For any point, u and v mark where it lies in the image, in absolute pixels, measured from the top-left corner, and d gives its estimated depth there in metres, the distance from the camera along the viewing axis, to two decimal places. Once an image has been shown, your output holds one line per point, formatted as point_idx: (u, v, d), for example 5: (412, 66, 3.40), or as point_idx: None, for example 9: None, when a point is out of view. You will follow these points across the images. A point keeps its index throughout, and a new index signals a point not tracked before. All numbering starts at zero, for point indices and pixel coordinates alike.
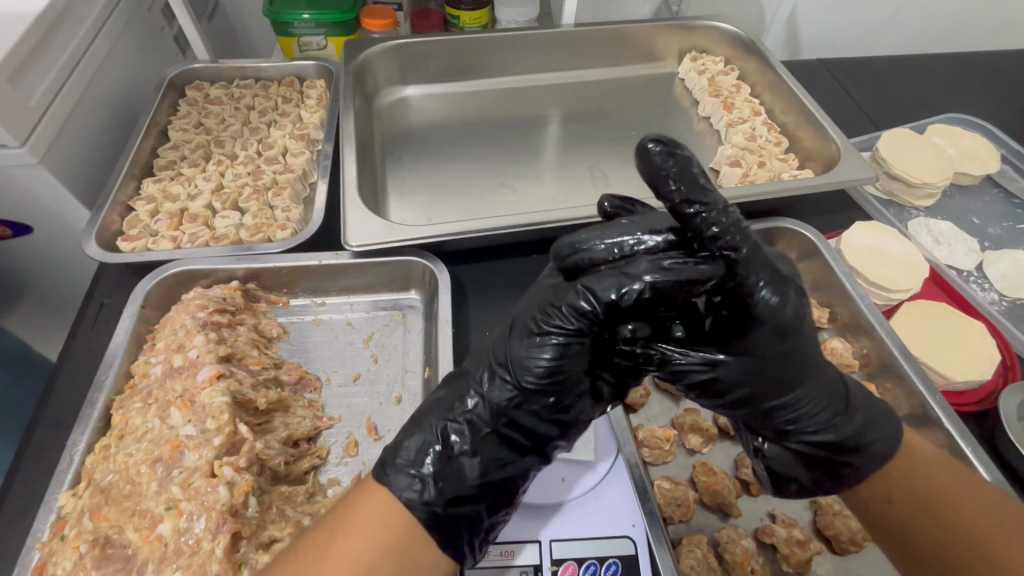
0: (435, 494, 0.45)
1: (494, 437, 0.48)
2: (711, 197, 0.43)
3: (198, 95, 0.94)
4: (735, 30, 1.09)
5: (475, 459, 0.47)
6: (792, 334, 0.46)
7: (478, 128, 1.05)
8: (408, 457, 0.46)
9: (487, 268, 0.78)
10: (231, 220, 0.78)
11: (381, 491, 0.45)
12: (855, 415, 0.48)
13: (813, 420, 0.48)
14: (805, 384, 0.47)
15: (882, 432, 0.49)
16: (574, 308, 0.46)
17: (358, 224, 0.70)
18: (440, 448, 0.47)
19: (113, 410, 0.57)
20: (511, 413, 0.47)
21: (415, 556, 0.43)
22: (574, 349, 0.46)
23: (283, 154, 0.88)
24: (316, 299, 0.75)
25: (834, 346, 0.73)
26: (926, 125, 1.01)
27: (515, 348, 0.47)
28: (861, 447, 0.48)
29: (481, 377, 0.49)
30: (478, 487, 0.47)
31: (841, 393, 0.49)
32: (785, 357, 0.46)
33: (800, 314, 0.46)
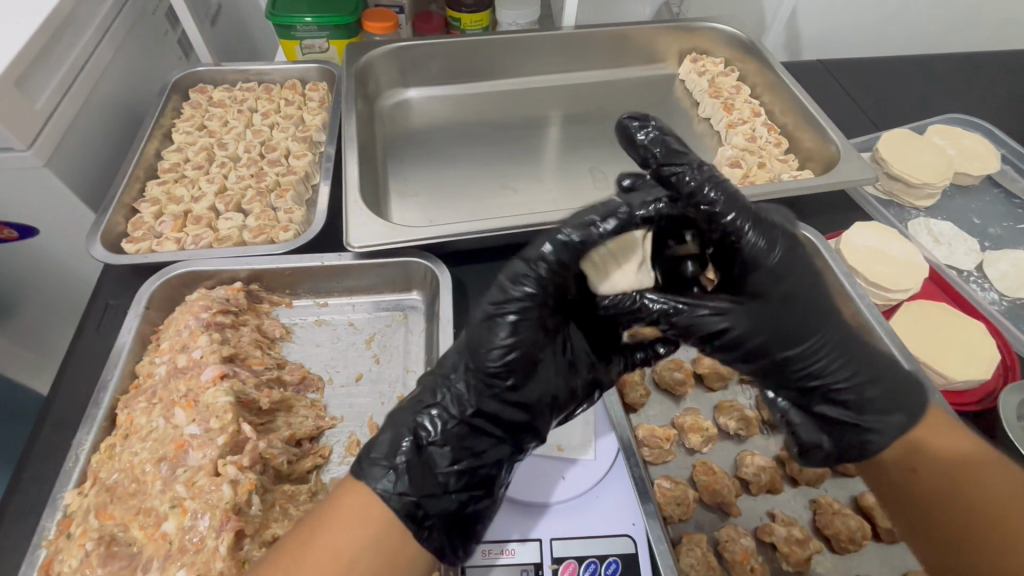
0: (409, 484, 0.45)
1: (465, 427, 0.48)
2: (687, 159, 0.50)
3: (202, 98, 0.95)
4: (735, 31, 1.09)
5: (446, 449, 0.48)
6: (786, 276, 0.48)
7: (479, 130, 1.06)
8: (381, 451, 0.47)
9: (488, 268, 0.79)
10: (235, 222, 0.78)
11: (361, 487, 0.45)
12: (870, 377, 0.50)
13: (833, 374, 0.50)
14: (814, 334, 0.49)
15: (907, 403, 0.50)
16: (522, 287, 0.46)
17: (360, 226, 0.71)
18: (411, 439, 0.47)
19: (118, 410, 0.58)
20: (478, 402, 0.48)
21: (394, 552, 0.43)
22: (527, 326, 0.46)
23: (286, 156, 0.89)
24: (319, 300, 0.75)
25: None
26: (926, 125, 1.01)
27: (473, 336, 0.48)
28: (883, 414, 0.49)
29: (449, 369, 0.49)
30: (451, 476, 0.47)
31: (859, 351, 0.51)
32: (779, 303, 0.48)
33: (792, 262, 0.49)
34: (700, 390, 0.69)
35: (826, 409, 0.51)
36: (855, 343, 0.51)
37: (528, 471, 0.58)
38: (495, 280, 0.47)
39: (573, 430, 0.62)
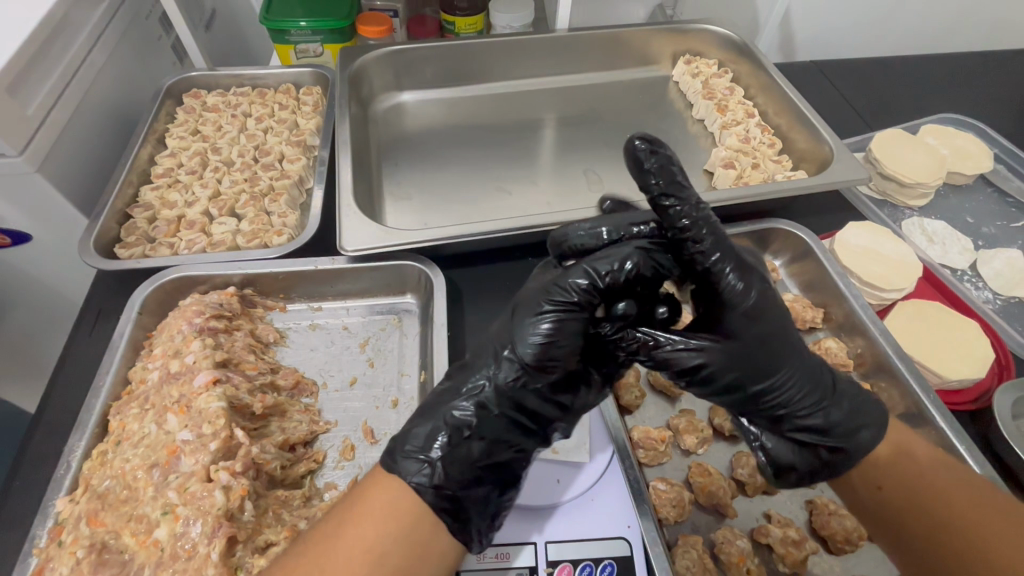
0: (444, 478, 0.46)
1: (501, 419, 0.48)
2: (685, 193, 0.46)
3: (196, 103, 0.95)
4: (728, 32, 1.09)
5: (483, 442, 0.48)
6: (761, 318, 0.47)
7: (473, 133, 1.06)
8: (417, 443, 0.47)
9: (481, 271, 0.79)
10: (228, 226, 0.78)
11: (391, 479, 0.46)
12: (843, 402, 0.51)
13: (803, 404, 0.50)
14: (785, 367, 0.49)
15: (871, 422, 0.51)
16: (574, 283, 0.47)
17: (353, 229, 0.71)
18: (448, 434, 0.47)
19: (110, 416, 0.58)
20: (516, 395, 0.48)
21: (425, 542, 0.44)
22: (571, 326, 0.47)
23: (280, 160, 0.89)
24: (313, 304, 0.75)
25: (828, 346, 0.73)
26: (919, 125, 1.01)
27: (518, 329, 0.48)
28: (851, 434, 0.51)
29: (487, 363, 0.49)
30: (482, 468, 0.48)
31: (826, 378, 0.51)
32: (755, 341, 0.47)
33: (769, 299, 0.48)
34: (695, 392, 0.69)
35: (801, 433, 0.51)
36: (822, 373, 0.51)
37: None
38: (547, 281, 0.49)
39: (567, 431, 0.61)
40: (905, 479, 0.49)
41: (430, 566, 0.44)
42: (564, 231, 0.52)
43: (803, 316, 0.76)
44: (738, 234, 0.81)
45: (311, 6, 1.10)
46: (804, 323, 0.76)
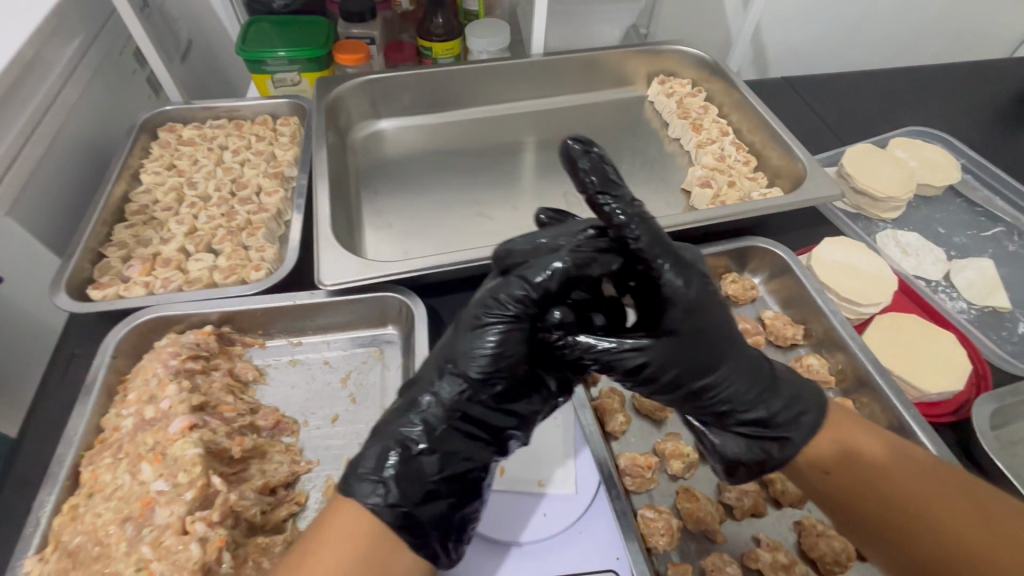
0: (399, 495, 0.46)
1: (453, 433, 0.49)
2: (620, 191, 0.48)
3: (171, 137, 0.95)
4: (700, 53, 1.12)
5: (435, 456, 0.48)
6: (698, 315, 0.48)
7: (454, 158, 1.07)
8: (369, 465, 0.47)
9: (462, 298, 0.78)
10: (205, 262, 0.77)
11: (349, 504, 0.46)
12: (781, 391, 0.53)
13: (746, 397, 0.51)
14: (724, 365, 0.50)
15: (806, 424, 0.53)
16: (510, 296, 0.48)
17: (332, 263, 0.70)
18: (398, 452, 0.47)
19: (82, 467, 0.56)
20: (463, 407, 0.49)
21: (383, 562, 0.44)
22: (515, 335, 0.48)
23: (257, 193, 0.88)
24: (292, 339, 0.74)
25: (810, 363, 0.73)
26: (888, 138, 1.04)
27: (461, 342, 0.49)
28: (795, 421, 0.53)
29: (431, 377, 0.50)
30: (438, 483, 0.48)
31: (767, 372, 0.53)
32: (694, 336, 0.48)
33: (708, 296, 0.49)
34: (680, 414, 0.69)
35: (744, 431, 0.53)
36: (760, 363, 0.53)
37: (509, 510, 0.58)
38: (484, 294, 0.50)
39: (552, 462, 0.61)
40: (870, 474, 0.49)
41: None
42: (507, 244, 0.53)
43: (784, 333, 0.76)
44: (717, 253, 0.81)
45: (293, 36, 1.17)
46: (785, 340, 0.76)
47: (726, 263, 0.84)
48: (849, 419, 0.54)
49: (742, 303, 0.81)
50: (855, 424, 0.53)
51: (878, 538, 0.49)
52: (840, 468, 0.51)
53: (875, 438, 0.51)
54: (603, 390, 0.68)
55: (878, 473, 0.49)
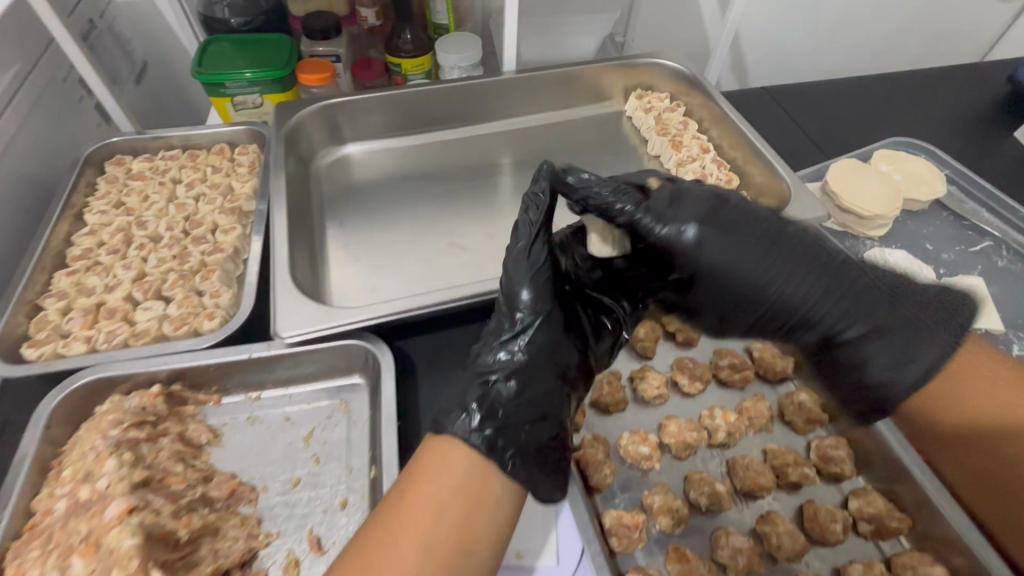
0: (483, 416, 0.52)
1: (522, 365, 0.56)
2: (587, 180, 0.61)
3: (119, 170, 0.89)
4: (678, 66, 1.08)
5: (510, 384, 0.55)
6: (709, 244, 0.58)
7: (426, 183, 1.02)
8: (456, 399, 0.54)
9: (433, 340, 0.74)
10: (154, 311, 0.71)
11: (444, 441, 0.51)
12: (862, 310, 0.55)
13: (827, 317, 0.56)
14: (777, 289, 0.57)
15: (927, 343, 0.53)
16: (520, 254, 0.59)
17: (291, 312, 0.66)
18: (479, 388, 0.55)
19: (9, 560, 0.51)
20: (524, 346, 0.57)
21: (478, 489, 0.48)
22: (540, 280, 0.59)
23: (212, 230, 0.82)
24: (251, 395, 0.69)
25: (800, 400, 0.69)
26: (871, 150, 1.00)
27: (504, 303, 0.60)
28: (877, 341, 0.54)
29: (492, 336, 0.59)
30: (513, 406, 0.53)
31: (840, 290, 0.56)
32: (722, 246, 0.57)
33: (706, 235, 0.58)
34: (668, 461, 0.65)
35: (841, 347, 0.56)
36: (829, 265, 0.58)
37: None
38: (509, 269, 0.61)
39: (529, 530, 0.57)
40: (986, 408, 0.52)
41: (491, 516, 0.48)
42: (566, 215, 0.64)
43: (773, 366, 0.71)
44: None
45: (253, 56, 1.12)
46: (776, 373, 0.71)
47: None
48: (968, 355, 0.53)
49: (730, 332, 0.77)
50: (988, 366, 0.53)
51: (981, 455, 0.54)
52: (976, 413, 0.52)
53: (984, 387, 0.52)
54: (586, 440, 0.64)
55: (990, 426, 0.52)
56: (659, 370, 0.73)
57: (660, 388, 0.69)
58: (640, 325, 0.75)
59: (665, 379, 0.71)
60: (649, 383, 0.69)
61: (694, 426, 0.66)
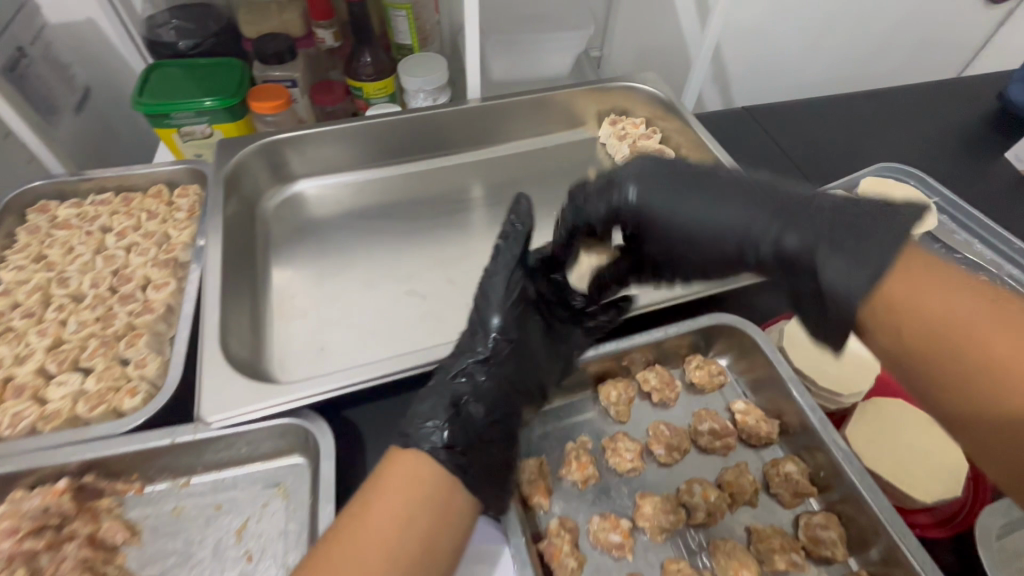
0: (454, 437, 0.52)
1: (488, 386, 0.57)
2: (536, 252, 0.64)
3: (42, 218, 0.81)
4: (653, 90, 1.02)
5: (479, 405, 0.56)
6: (656, 191, 0.53)
7: (386, 220, 0.95)
8: (425, 414, 0.53)
9: (384, 409, 0.67)
10: (70, 386, 0.64)
11: (405, 454, 0.50)
12: (833, 232, 0.45)
13: (802, 239, 0.46)
14: (740, 225, 0.50)
15: (882, 242, 0.43)
16: (499, 281, 0.58)
17: (218, 390, 0.59)
18: (449, 404, 0.54)
19: None
20: (490, 370, 0.58)
21: (441, 500, 0.48)
22: (513, 308, 0.59)
23: (143, 286, 0.75)
24: (178, 481, 0.61)
25: (786, 471, 0.63)
26: (858, 178, 0.95)
27: (474, 326, 0.59)
28: (862, 259, 0.42)
29: (457, 358, 0.59)
30: (484, 427, 0.55)
31: (808, 215, 0.47)
32: (670, 201, 0.52)
33: (650, 190, 0.53)
34: (643, 545, 0.59)
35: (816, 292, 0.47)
36: (774, 190, 0.51)
37: None
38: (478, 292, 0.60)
39: None
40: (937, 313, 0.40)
41: (452, 525, 0.48)
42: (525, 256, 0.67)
43: (757, 432, 0.66)
44: (681, 334, 0.70)
45: (201, 82, 1.00)
46: (758, 439, 0.66)
47: (691, 343, 0.72)
48: (924, 268, 0.42)
49: (709, 391, 0.71)
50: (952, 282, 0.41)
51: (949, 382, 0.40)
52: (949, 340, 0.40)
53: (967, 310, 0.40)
54: (551, 526, 0.58)
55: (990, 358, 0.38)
56: (634, 437, 0.67)
57: (634, 461, 0.63)
58: (612, 386, 0.68)
59: (641, 449, 0.65)
60: (621, 455, 0.63)
61: (671, 506, 0.60)
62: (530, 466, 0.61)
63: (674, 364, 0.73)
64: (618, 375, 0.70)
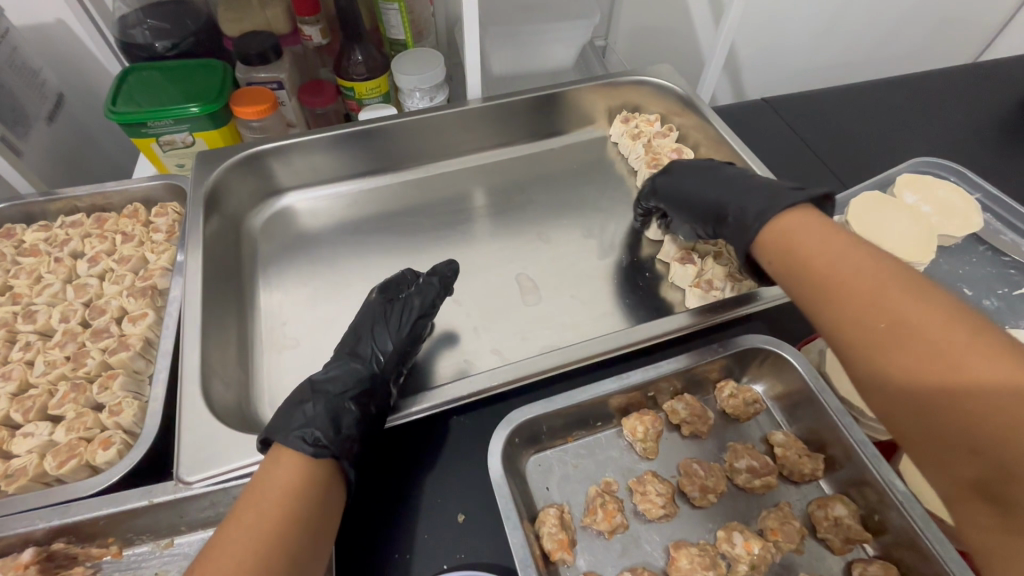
0: (324, 436, 0.52)
1: (364, 394, 0.58)
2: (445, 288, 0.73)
3: (7, 244, 0.74)
4: (669, 84, 0.94)
5: (354, 414, 0.55)
6: (674, 179, 0.75)
7: (382, 235, 0.87)
8: (300, 420, 0.53)
9: (387, 453, 0.61)
10: (36, 439, 0.58)
11: (283, 454, 0.50)
12: (754, 200, 0.60)
13: (739, 207, 0.61)
14: (719, 203, 0.65)
15: (771, 201, 0.58)
16: (404, 307, 0.67)
17: (200, 444, 0.53)
18: (332, 407, 0.55)
19: None
20: (372, 381, 0.59)
21: (319, 488, 0.49)
22: (403, 331, 0.65)
23: (118, 318, 0.68)
24: (160, 542, 0.56)
25: (835, 514, 0.56)
26: (894, 175, 0.87)
27: (368, 339, 0.64)
28: (757, 215, 0.58)
29: (335, 366, 0.61)
30: (352, 433, 0.54)
31: (745, 193, 0.63)
32: (679, 179, 0.74)
33: (665, 182, 0.76)
34: None
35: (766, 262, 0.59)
36: (748, 180, 0.65)
37: None
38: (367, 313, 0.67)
39: None
40: (823, 262, 0.49)
41: (329, 509, 0.49)
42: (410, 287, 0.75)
43: (799, 468, 0.60)
44: (711, 360, 0.63)
45: (181, 85, 0.91)
46: (800, 476, 0.60)
47: (722, 369, 0.66)
48: (816, 224, 0.53)
49: (743, 421, 0.65)
50: (837, 234, 0.51)
51: (856, 318, 0.45)
52: (811, 264, 0.50)
53: (831, 246, 0.50)
54: None
55: (854, 287, 0.46)
56: (663, 476, 0.60)
57: (666, 506, 0.57)
58: (638, 420, 0.61)
59: (671, 490, 0.59)
60: (651, 499, 0.57)
61: (709, 559, 0.53)
62: (551, 516, 0.54)
63: (703, 391, 0.67)
64: (642, 406, 0.64)
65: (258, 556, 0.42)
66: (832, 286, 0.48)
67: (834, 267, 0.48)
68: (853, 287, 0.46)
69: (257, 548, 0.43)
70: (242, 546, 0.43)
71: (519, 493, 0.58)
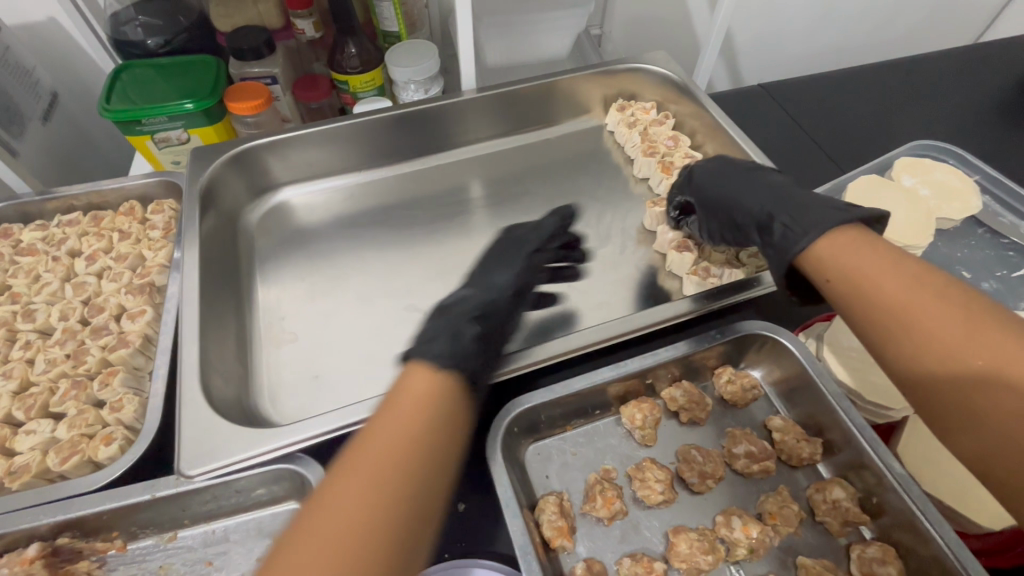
0: (453, 346, 0.48)
1: (483, 317, 0.55)
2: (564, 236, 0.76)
3: (5, 244, 0.74)
4: (664, 71, 0.93)
5: (479, 329, 0.52)
6: (719, 176, 0.69)
7: (377, 229, 0.87)
8: (424, 336, 0.50)
9: None
10: (39, 436, 0.58)
11: (398, 396, 0.41)
12: (803, 219, 0.55)
13: (786, 222, 0.56)
14: (766, 214, 0.60)
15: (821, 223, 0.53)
16: (537, 244, 0.69)
17: (200, 438, 0.53)
18: (457, 323, 0.51)
19: None
20: (496, 305, 0.58)
21: (429, 440, 0.40)
22: (525, 265, 0.65)
23: (117, 315, 0.68)
24: (163, 536, 0.57)
25: (833, 497, 0.57)
26: (891, 159, 0.87)
27: (493, 270, 0.63)
28: (802, 237, 0.53)
29: (464, 292, 0.59)
30: (481, 347, 0.51)
31: (795, 208, 0.57)
32: (723, 180, 0.68)
33: (709, 177, 0.70)
34: None
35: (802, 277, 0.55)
36: (800, 193, 0.59)
37: None
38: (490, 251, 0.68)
39: None
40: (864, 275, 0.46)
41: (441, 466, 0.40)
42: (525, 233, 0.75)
43: (798, 453, 0.60)
44: (709, 346, 0.63)
45: (175, 82, 0.90)
46: (799, 461, 0.60)
47: (719, 356, 0.66)
48: (863, 240, 0.49)
49: (740, 407, 0.65)
50: (898, 257, 0.47)
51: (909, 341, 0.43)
52: (854, 276, 0.47)
53: (890, 268, 0.45)
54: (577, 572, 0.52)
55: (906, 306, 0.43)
56: (662, 463, 0.61)
57: (665, 492, 0.57)
58: (636, 408, 0.62)
59: (670, 476, 0.59)
60: (650, 484, 0.57)
61: (708, 544, 0.54)
62: (551, 504, 0.55)
63: (701, 378, 0.67)
64: (641, 394, 0.64)
65: (370, 516, 0.34)
66: (876, 304, 0.45)
67: (876, 283, 0.45)
68: (924, 321, 0.42)
69: (372, 508, 0.35)
70: (360, 498, 0.35)
71: (519, 482, 0.58)
